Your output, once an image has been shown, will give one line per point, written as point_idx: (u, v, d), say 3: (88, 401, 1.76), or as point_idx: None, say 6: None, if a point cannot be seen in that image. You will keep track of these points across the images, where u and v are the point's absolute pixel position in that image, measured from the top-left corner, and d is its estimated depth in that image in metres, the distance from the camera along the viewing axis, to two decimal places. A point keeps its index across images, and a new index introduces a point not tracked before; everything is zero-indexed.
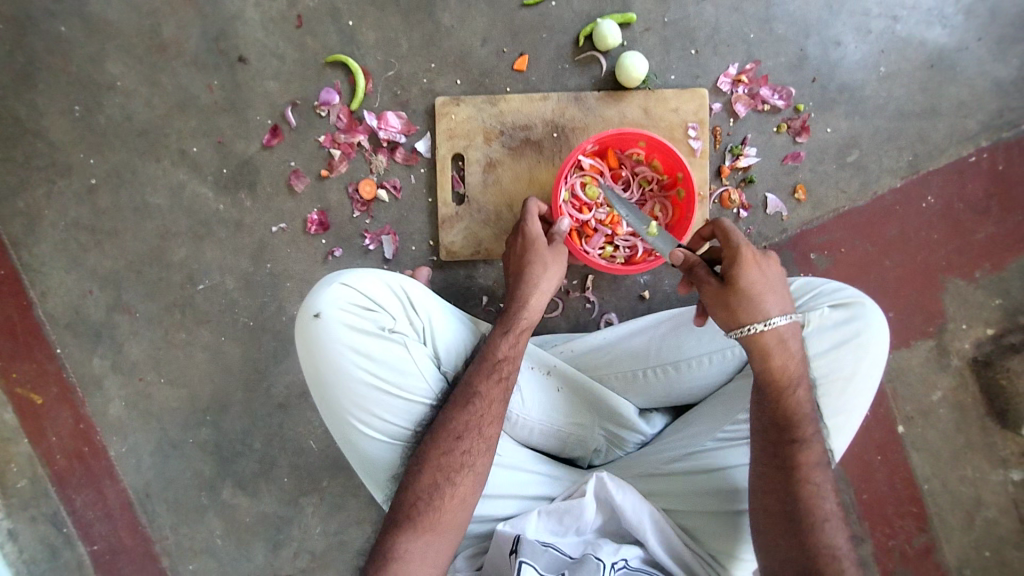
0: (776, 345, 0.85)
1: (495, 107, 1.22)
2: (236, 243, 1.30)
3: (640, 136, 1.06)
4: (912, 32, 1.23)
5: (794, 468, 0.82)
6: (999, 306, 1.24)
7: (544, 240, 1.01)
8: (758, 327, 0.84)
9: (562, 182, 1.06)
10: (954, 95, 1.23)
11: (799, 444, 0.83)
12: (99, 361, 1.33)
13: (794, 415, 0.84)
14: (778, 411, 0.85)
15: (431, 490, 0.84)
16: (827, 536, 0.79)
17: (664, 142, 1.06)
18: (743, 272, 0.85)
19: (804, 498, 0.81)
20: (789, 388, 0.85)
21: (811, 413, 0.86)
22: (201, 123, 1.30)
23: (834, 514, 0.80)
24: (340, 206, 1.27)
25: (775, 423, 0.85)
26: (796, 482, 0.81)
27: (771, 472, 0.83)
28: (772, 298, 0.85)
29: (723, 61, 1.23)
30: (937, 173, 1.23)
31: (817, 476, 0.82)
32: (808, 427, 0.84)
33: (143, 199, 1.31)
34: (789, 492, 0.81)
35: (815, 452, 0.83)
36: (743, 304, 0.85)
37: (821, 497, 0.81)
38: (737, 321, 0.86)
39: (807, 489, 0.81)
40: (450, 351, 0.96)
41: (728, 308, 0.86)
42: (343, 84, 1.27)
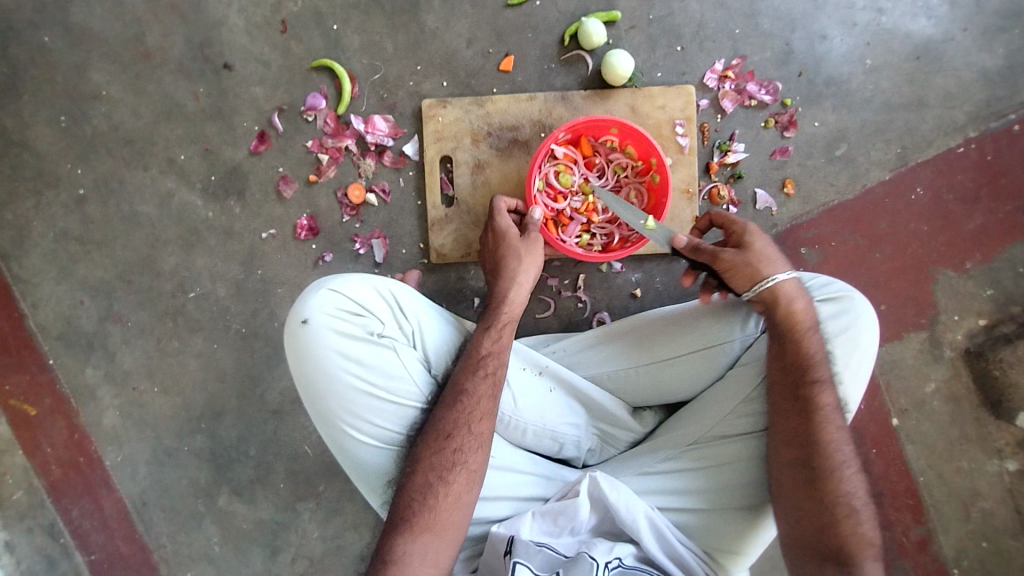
0: (789, 298, 0.91)
1: (482, 108, 1.22)
2: (226, 250, 1.30)
3: (612, 122, 1.08)
4: (898, 24, 1.23)
5: (810, 414, 0.87)
6: (990, 296, 1.24)
7: (515, 232, 1.04)
8: (766, 283, 0.91)
9: (535, 171, 1.07)
10: (941, 86, 1.23)
11: (815, 389, 0.88)
12: (91, 371, 1.33)
13: (810, 361, 0.89)
14: (794, 357, 0.89)
15: (425, 491, 0.84)
16: (840, 477, 0.84)
17: (634, 127, 1.07)
18: (747, 237, 0.95)
19: (820, 443, 0.85)
20: (804, 334, 0.90)
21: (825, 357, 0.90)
22: (188, 130, 1.29)
23: (847, 454, 0.86)
24: (329, 210, 1.27)
25: (794, 369, 0.89)
26: (813, 428, 0.86)
27: (788, 418, 0.88)
28: (777, 260, 0.93)
29: (709, 57, 1.23)
30: (926, 164, 1.23)
31: (833, 420, 0.87)
32: (824, 373, 0.88)
33: (132, 208, 1.31)
34: (807, 438, 0.86)
35: (830, 396, 0.88)
36: (752, 264, 0.93)
37: (835, 440, 0.86)
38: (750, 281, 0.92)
39: (823, 435, 0.86)
40: (439, 353, 0.96)
41: (741, 272, 0.93)
42: (330, 88, 1.26)
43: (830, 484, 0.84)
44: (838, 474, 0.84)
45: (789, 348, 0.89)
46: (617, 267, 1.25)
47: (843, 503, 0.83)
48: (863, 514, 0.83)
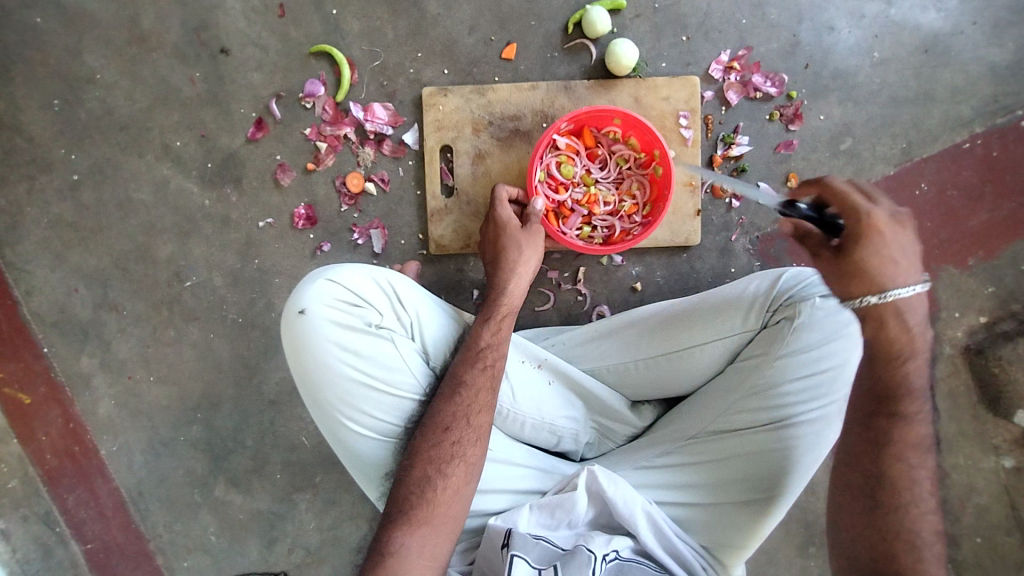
0: (893, 321, 0.75)
1: (483, 97, 1.20)
2: (223, 238, 1.28)
3: (615, 112, 1.06)
4: (906, 16, 1.21)
5: (887, 448, 0.76)
6: (992, 293, 1.23)
7: (515, 222, 1.03)
8: (878, 299, 0.74)
9: (537, 161, 1.05)
10: (948, 81, 1.22)
11: (902, 422, 0.76)
12: (86, 359, 1.32)
13: (904, 391, 0.76)
14: (884, 383, 0.77)
15: (423, 484, 0.83)
16: (910, 524, 0.75)
17: (638, 118, 1.05)
18: (862, 243, 0.73)
19: (892, 475, 0.76)
20: (902, 361, 0.76)
21: (925, 390, 0.77)
22: (184, 116, 1.27)
23: (926, 501, 0.76)
24: (328, 199, 1.25)
25: (879, 394, 0.78)
26: (890, 465, 0.76)
27: (863, 448, 0.78)
28: (903, 268, 0.73)
29: (715, 47, 1.21)
30: (931, 160, 1.22)
31: (916, 462, 0.76)
32: (916, 407, 0.76)
33: (126, 195, 1.29)
34: (880, 475, 0.76)
35: (918, 432, 0.76)
36: (867, 275, 0.74)
37: (914, 484, 0.76)
38: (858, 292, 0.75)
39: (896, 467, 0.76)
40: (438, 344, 0.95)
41: (847, 279, 0.75)
42: (329, 75, 1.24)
43: (897, 532, 0.75)
44: (909, 522, 0.75)
45: (879, 372, 0.77)
46: (618, 260, 1.24)
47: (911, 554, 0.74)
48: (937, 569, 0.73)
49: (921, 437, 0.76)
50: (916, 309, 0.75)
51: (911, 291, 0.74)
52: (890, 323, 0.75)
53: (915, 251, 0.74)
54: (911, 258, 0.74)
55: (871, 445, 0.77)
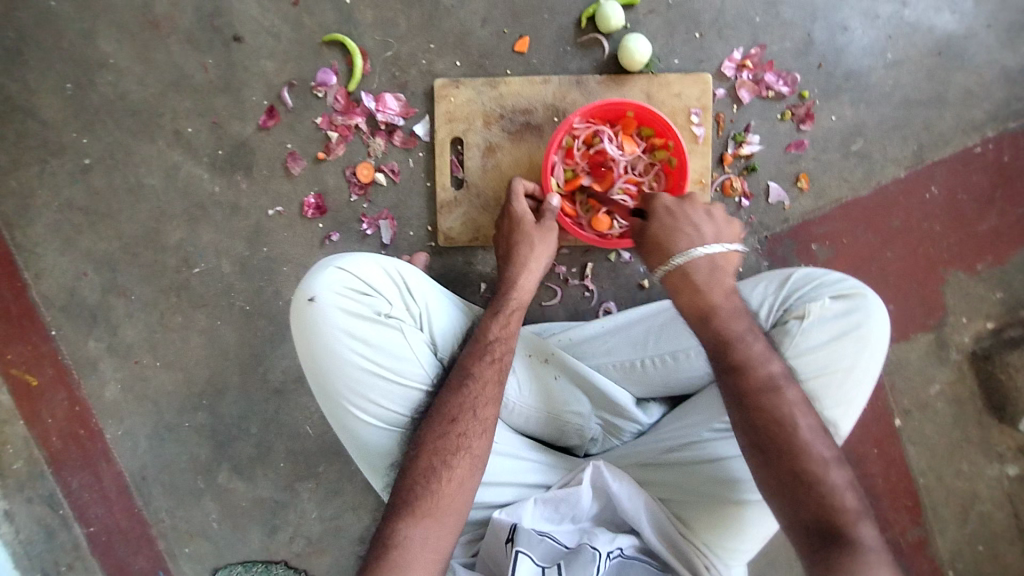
0: (697, 279, 0.84)
1: (495, 90, 1.20)
2: (232, 226, 1.28)
3: (627, 105, 1.07)
4: (921, 18, 1.21)
5: (745, 396, 0.79)
6: (1000, 299, 1.23)
7: (530, 218, 1.03)
8: (678, 260, 0.84)
9: (554, 151, 1.05)
10: (962, 84, 1.21)
11: (743, 371, 0.80)
12: (93, 344, 1.32)
13: (729, 340, 0.81)
14: (715, 338, 0.82)
15: (428, 475, 0.83)
16: (805, 453, 0.76)
17: (652, 110, 1.06)
18: (653, 217, 0.88)
19: (763, 423, 0.78)
20: (715, 315, 0.82)
21: (747, 331, 0.82)
22: (196, 103, 1.27)
23: (802, 425, 0.78)
24: (337, 189, 1.25)
25: (711, 354, 0.82)
26: (754, 412, 0.78)
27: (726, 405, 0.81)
28: (693, 235, 0.86)
29: (728, 46, 1.21)
30: (941, 163, 1.22)
31: (775, 395, 0.79)
32: (750, 348, 0.81)
33: (136, 180, 1.29)
34: (751, 423, 0.78)
35: (765, 371, 0.80)
36: (658, 244, 0.87)
37: (787, 417, 0.78)
38: (661, 259, 0.86)
39: (766, 415, 0.78)
40: (446, 336, 0.95)
41: (650, 252, 0.88)
42: (341, 64, 1.24)
43: (790, 463, 0.76)
44: (799, 450, 0.76)
45: (707, 332, 0.83)
46: (626, 257, 1.24)
47: (812, 481, 0.75)
48: (836, 485, 0.75)
49: (768, 377, 0.80)
50: (721, 265, 0.85)
51: (711, 250, 0.85)
52: (694, 280, 0.84)
53: (709, 220, 0.88)
54: (707, 227, 0.87)
55: (732, 404, 0.80)
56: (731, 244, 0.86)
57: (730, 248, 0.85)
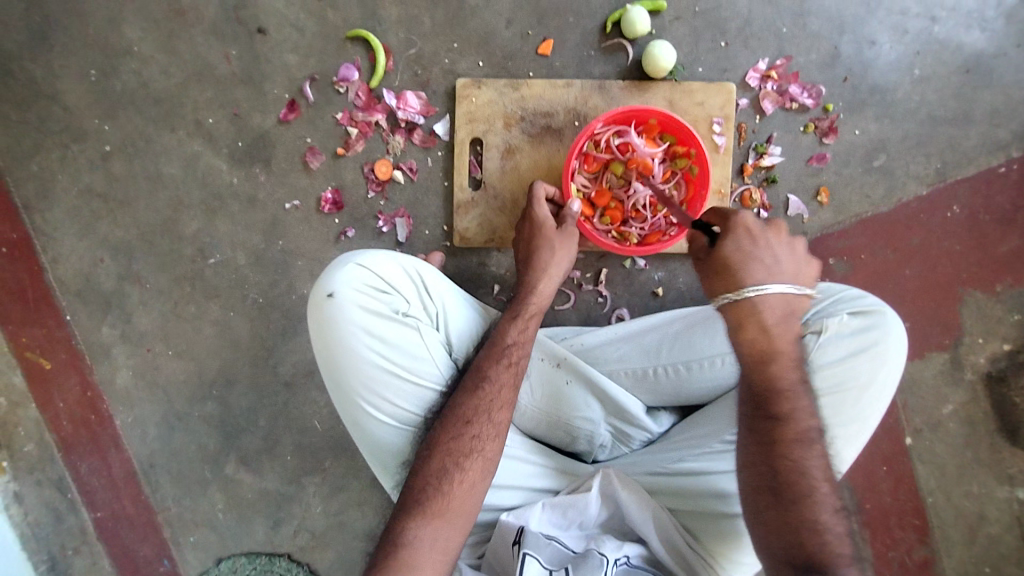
0: (767, 316, 0.78)
1: (517, 92, 1.19)
2: (249, 218, 1.29)
3: (651, 112, 1.05)
4: (950, 34, 1.19)
5: (777, 444, 0.78)
6: (1018, 321, 1.22)
7: (551, 223, 1.03)
8: (751, 294, 0.77)
9: (574, 157, 1.05)
10: (989, 103, 1.20)
11: (783, 419, 0.78)
12: (107, 330, 1.33)
13: (779, 390, 0.79)
14: (763, 382, 0.79)
15: (440, 476, 0.83)
16: (815, 503, 0.76)
17: (676, 118, 1.04)
18: (731, 240, 0.80)
19: (786, 469, 0.77)
20: (776, 359, 0.79)
21: (798, 383, 0.79)
22: (218, 94, 1.27)
23: (819, 477, 0.77)
24: (355, 185, 1.25)
25: (755, 399, 0.80)
26: (782, 460, 0.77)
27: (751, 447, 0.80)
28: (768, 269, 0.79)
29: (753, 55, 1.19)
30: (964, 182, 1.20)
31: (805, 446, 0.78)
32: (797, 401, 0.79)
33: (156, 169, 1.30)
34: (774, 468, 0.77)
35: (801, 424, 0.78)
36: (733, 272, 0.79)
37: (809, 468, 0.77)
38: (730, 289, 0.79)
39: (790, 464, 0.77)
40: (461, 338, 0.95)
41: (715, 275, 0.81)
42: (363, 61, 1.24)
43: (801, 509, 0.75)
44: (810, 499, 0.76)
45: (759, 375, 0.79)
46: (641, 264, 1.23)
47: (819, 529, 0.74)
48: (841, 537, 0.74)
49: (804, 430, 0.78)
50: (793, 308, 0.80)
51: (787, 290, 0.79)
52: (755, 320, 0.79)
53: (790, 254, 0.81)
54: (785, 263, 0.80)
55: (760, 448, 0.79)
56: (805, 285, 0.80)
57: (804, 290, 0.80)
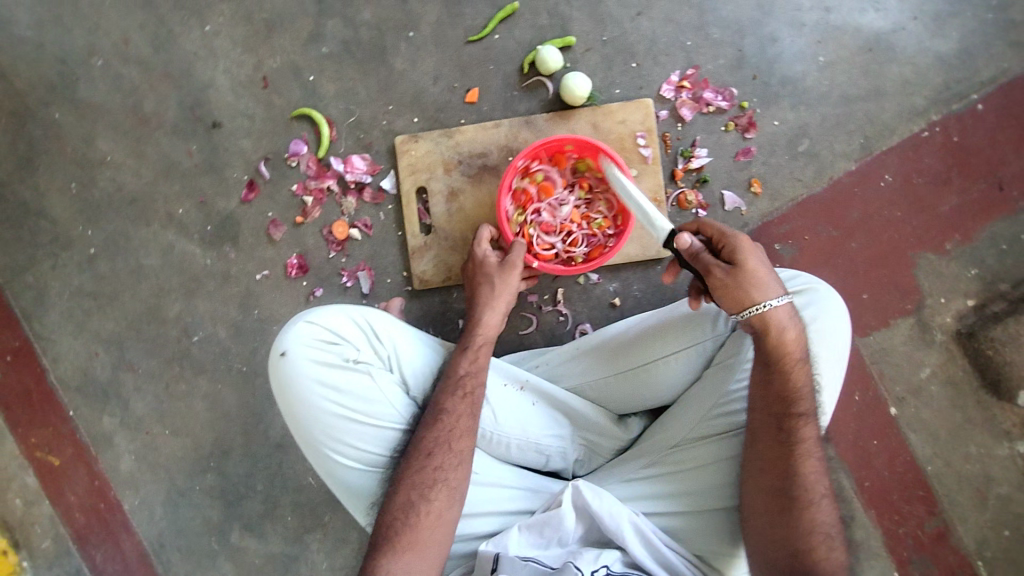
0: (787, 325, 0.88)
1: (451, 139, 1.28)
2: (224, 293, 1.37)
3: (565, 140, 1.12)
4: (846, 19, 1.26)
5: (794, 446, 0.86)
6: (976, 275, 1.23)
7: (491, 259, 1.09)
8: (784, 299, 0.88)
9: (504, 195, 1.11)
10: (897, 75, 1.25)
11: (798, 421, 0.87)
12: (108, 419, 1.41)
13: (797, 394, 0.87)
14: (782, 390, 0.88)
15: (407, 509, 0.86)
16: (820, 507, 0.84)
17: (588, 140, 1.11)
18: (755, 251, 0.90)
19: (800, 473, 0.85)
20: (793, 366, 0.88)
21: (808, 391, 0.89)
22: (184, 186, 1.39)
23: (822, 485, 0.85)
24: (316, 248, 1.33)
25: (778, 399, 0.88)
26: (795, 461, 0.85)
27: (772, 446, 0.87)
28: (775, 282, 0.89)
29: (664, 70, 1.27)
30: (891, 152, 1.24)
31: (813, 452, 0.86)
32: (806, 407, 0.88)
33: (137, 262, 1.40)
34: (788, 470, 0.85)
35: (811, 429, 0.87)
36: (744, 295, 0.88)
37: (812, 474, 0.85)
38: (764, 295, 0.88)
39: (802, 467, 0.85)
40: (417, 375, 0.98)
41: (754, 284, 0.87)
42: (310, 134, 1.34)
43: (806, 514, 0.83)
44: (814, 504, 0.83)
45: (776, 380, 0.88)
46: (594, 278, 1.28)
47: (822, 531, 0.82)
48: (837, 540, 0.82)
49: (811, 435, 0.87)
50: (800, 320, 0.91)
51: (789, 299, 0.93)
52: (773, 331, 0.88)
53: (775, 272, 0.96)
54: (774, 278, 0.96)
55: (780, 449, 0.86)
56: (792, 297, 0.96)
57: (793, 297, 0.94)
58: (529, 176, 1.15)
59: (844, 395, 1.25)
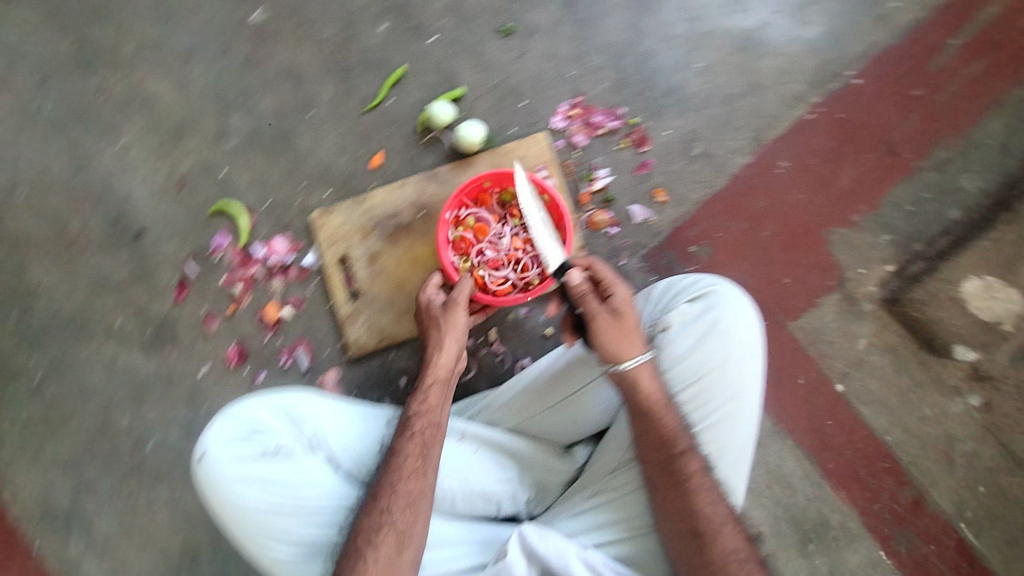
0: (644, 379, 0.98)
1: (363, 205, 1.31)
2: (170, 396, 1.36)
3: (480, 180, 1.16)
4: (713, 24, 1.31)
5: (681, 485, 0.94)
6: (889, 241, 1.25)
7: (437, 300, 1.08)
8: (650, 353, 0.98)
9: (444, 249, 1.13)
10: (772, 67, 1.30)
11: (679, 460, 0.95)
12: (72, 547, 1.36)
13: (668, 438, 0.96)
14: (655, 439, 0.96)
15: (356, 560, 0.88)
16: (720, 529, 0.93)
17: (500, 171, 1.15)
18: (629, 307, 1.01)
19: (693, 506, 0.93)
20: (659, 413, 0.97)
21: (679, 428, 0.98)
22: (118, 298, 1.36)
23: (718, 506, 0.94)
24: (253, 334, 1.34)
25: (654, 448, 0.96)
26: (685, 498, 0.94)
27: (660, 491, 0.95)
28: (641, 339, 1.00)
29: (553, 102, 1.31)
30: (782, 139, 1.28)
31: (701, 481, 0.95)
32: (683, 444, 0.96)
33: (85, 382, 1.37)
34: (681, 508, 0.94)
35: (693, 461, 0.96)
36: (610, 344, 0.98)
37: (705, 502, 0.94)
38: (631, 349, 0.98)
39: (693, 500, 0.94)
40: (345, 449, 0.99)
41: (624, 335, 0.98)
42: (230, 226, 1.35)
43: (710, 541, 0.92)
44: (716, 528, 0.93)
45: (647, 430, 0.97)
46: (523, 312, 1.30)
47: (727, 551, 0.92)
48: (743, 552, 0.92)
49: (695, 467, 0.96)
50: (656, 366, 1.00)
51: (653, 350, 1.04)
52: (634, 386, 0.98)
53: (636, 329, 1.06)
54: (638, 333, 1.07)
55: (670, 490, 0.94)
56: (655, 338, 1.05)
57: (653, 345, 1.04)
58: (462, 223, 1.18)
59: (790, 381, 1.26)
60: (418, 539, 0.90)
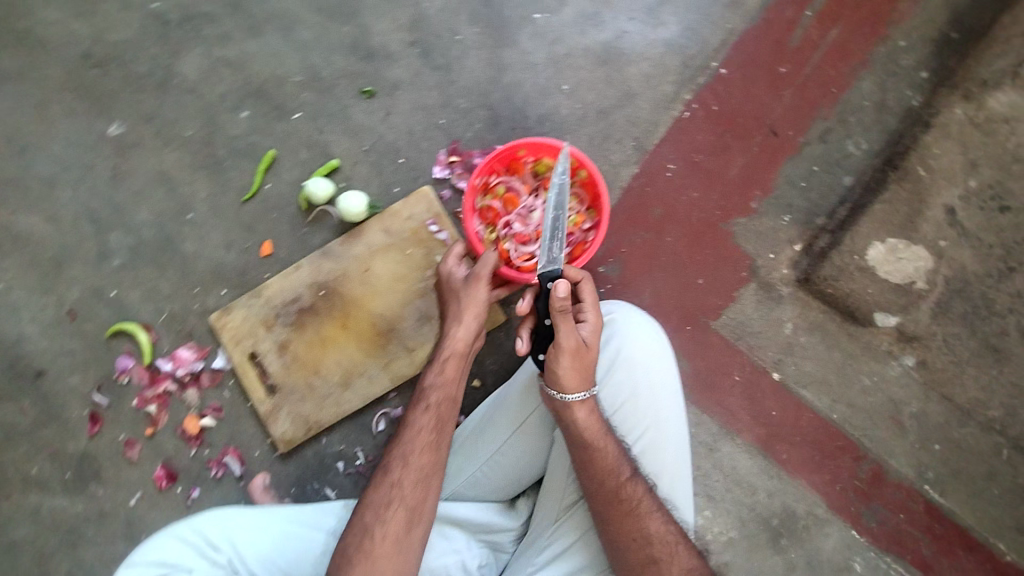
0: (581, 412, 0.89)
1: (261, 297, 1.27)
2: (105, 533, 1.28)
3: (516, 147, 1.11)
4: (571, 44, 1.30)
5: (629, 518, 0.87)
6: (791, 221, 1.24)
7: (454, 270, 1.05)
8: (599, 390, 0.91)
9: (471, 217, 1.07)
10: (638, 73, 1.29)
11: (622, 492, 0.88)
12: None
13: (609, 470, 0.89)
14: (597, 473, 0.89)
15: (364, 538, 0.84)
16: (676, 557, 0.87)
17: (540, 140, 1.10)
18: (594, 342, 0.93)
19: (644, 539, 0.87)
20: (596, 447, 0.89)
21: (618, 457, 0.91)
22: (29, 445, 1.30)
23: (670, 533, 0.88)
24: (178, 451, 1.29)
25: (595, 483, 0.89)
26: (634, 531, 0.87)
27: (610, 528, 0.88)
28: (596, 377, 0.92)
29: (431, 153, 1.29)
30: (664, 142, 1.27)
31: (648, 509, 0.89)
32: (624, 473, 0.90)
33: (9, 540, 1.28)
34: (632, 543, 0.87)
35: (637, 488, 0.89)
36: (565, 372, 0.88)
37: (656, 531, 0.87)
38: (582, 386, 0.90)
39: (643, 533, 0.87)
40: (265, 562, 0.93)
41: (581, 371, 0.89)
42: (132, 345, 1.30)
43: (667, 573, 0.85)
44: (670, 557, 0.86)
45: (585, 467, 0.89)
46: None
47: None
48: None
49: (641, 495, 0.89)
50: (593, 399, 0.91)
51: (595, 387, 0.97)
52: (573, 420, 0.89)
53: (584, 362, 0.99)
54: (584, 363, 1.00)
55: (620, 525, 0.87)
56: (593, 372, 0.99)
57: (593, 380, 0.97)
58: (492, 192, 1.14)
59: (726, 380, 1.23)
60: (427, 514, 0.86)
